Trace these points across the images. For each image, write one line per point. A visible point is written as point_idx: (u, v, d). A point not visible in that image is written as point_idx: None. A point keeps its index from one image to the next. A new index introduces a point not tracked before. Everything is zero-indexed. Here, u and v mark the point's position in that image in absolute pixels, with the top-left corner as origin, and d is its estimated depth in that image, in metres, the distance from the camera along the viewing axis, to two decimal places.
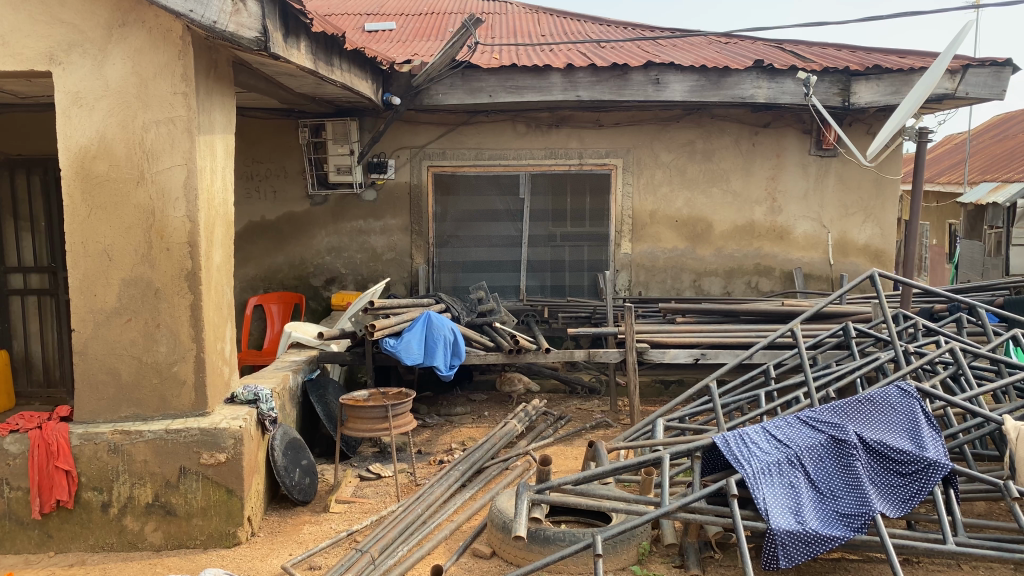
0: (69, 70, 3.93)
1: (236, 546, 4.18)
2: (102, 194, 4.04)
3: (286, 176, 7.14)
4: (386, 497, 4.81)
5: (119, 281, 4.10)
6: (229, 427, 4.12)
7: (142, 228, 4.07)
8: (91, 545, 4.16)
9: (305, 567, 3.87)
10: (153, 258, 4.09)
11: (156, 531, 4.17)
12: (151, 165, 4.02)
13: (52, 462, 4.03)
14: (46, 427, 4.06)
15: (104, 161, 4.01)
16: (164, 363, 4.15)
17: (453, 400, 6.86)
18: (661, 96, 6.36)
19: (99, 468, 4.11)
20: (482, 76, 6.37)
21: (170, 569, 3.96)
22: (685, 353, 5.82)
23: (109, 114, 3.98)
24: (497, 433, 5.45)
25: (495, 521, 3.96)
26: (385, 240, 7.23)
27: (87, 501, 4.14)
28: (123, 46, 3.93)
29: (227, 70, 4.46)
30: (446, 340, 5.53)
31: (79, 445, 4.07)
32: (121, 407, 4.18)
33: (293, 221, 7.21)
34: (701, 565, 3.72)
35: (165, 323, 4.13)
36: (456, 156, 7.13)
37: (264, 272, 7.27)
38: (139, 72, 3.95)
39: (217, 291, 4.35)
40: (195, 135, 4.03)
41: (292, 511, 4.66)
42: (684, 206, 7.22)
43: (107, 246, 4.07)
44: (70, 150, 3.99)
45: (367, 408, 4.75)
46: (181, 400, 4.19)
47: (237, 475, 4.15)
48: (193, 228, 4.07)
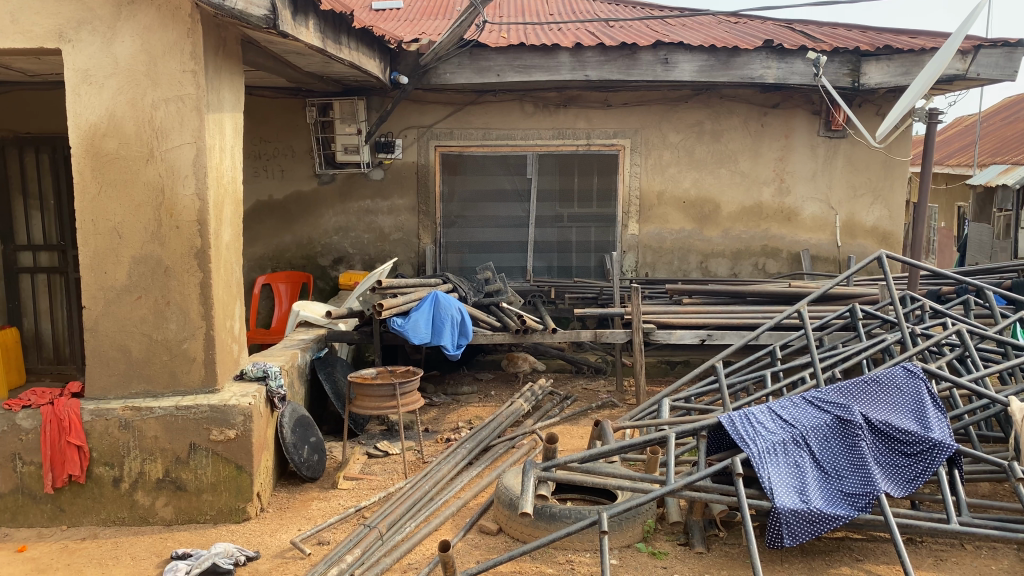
0: (78, 48, 3.94)
1: (245, 522, 4.23)
2: (111, 172, 4.05)
3: (295, 156, 7.14)
4: (394, 475, 4.86)
5: (128, 259, 4.13)
6: (240, 404, 4.16)
7: (152, 206, 4.09)
8: (102, 519, 4.22)
9: (314, 542, 3.93)
10: (163, 236, 4.11)
11: (167, 506, 4.22)
12: (161, 142, 4.04)
13: (64, 437, 4.08)
14: (58, 403, 4.12)
15: (114, 139, 4.03)
16: (174, 340, 4.19)
17: (459, 379, 6.91)
18: (670, 75, 6.33)
19: (111, 444, 4.15)
20: (490, 55, 6.35)
21: (181, 544, 4.02)
22: (691, 334, 5.83)
23: (118, 91, 3.99)
24: (504, 412, 5.49)
25: (501, 497, 4.00)
26: (392, 220, 7.25)
27: (99, 476, 4.19)
28: (132, 23, 3.93)
29: (235, 48, 4.45)
30: (453, 321, 5.53)
31: (90, 421, 4.12)
32: (131, 384, 4.22)
33: (301, 200, 7.22)
34: (706, 543, 3.76)
35: (175, 299, 4.16)
36: (464, 136, 7.12)
37: (272, 252, 7.28)
38: (148, 50, 3.96)
39: (226, 269, 4.37)
40: (204, 113, 4.04)
41: (300, 487, 4.71)
42: (693, 187, 7.20)
43: (118, 224, 4.10)
44: (80, 128, 4.01)
45: (376, 386, 4.78)
46: (191, 376, 4.22)
47: (246, 451, 4.19)
48: (203, 206, 4.09)
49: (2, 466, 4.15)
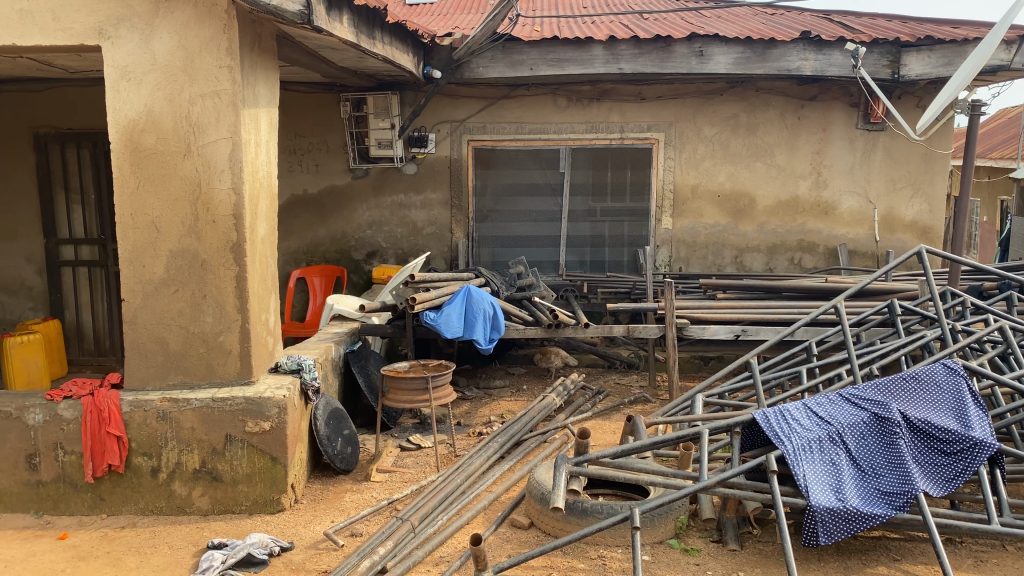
0: (117, 44, 4.00)
1: (280, 512, 4.28)
2: (150, 167, 4.12)
3: (329, 150, 7.19)
4: (426, 467, 4.88)
5: (166, 252, 4.19)
6: (274, 396, 4.21)
7: (189, 201, 4.14)
8: (141, 508, 4.30)
9: (347, 534, 3.96)
10: (199, 229, 4.17)
11: (204, 496, 4.28)
12: (198, 137, 4.09)
13: (103, 428, 4.16)
14: (98, 394, 4.20)
15: (152, 135, 4.09)
16: (211, 333, 4.25)
17: (491, 373, 6.92)
18: (705, 68, 6.27)
19: (149, 435, 4.22)
20: (523, 49, 6.34)
21: (217, 533, 4.08)
22: (726, 329, 5.77)
23: (157, 87, 4.05)
24: (535, 406, 5.49)
25: (533, 492, 4.00)
26: (425, 214, 7.27)
27: (137, 466, 4.26)
28: (170, 20, 3.99)
29: (270, 44, 4.49)
30: (485, 314, 5.54)
31: (129, 412, 4.19)
32: (168, 375, 4.28)
33: (335, 195, 7.27)
34: (739, 540, 3.72)
35: (211, 293, 4.22)
36: (497, 130, 7.12)
37: (307, 246, 7.34)
38: (185, 46, 4.01)
39: (261, 263, 4.42)
40: (240, 108, 4.08)
41: (334, 479, 4.75)
42: (728, 180, 7.13)
43: (155, 218, 4.16)
44: (119, 124, 4.07)
45: (408, 380, 4.79)
46: (227, 368, 4.28)
47: (280, 443, 4.23)
48: (239, 200, 4.13)
49: (45, 456, 4.24)
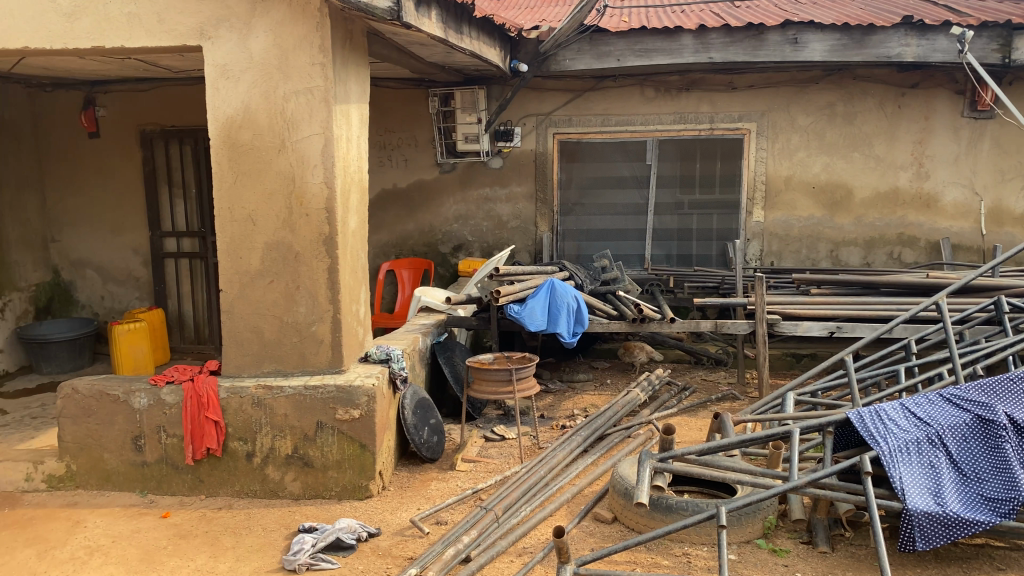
0: (217, 44, 4.16)
1: (368, 499, 4.38)
2: (247, 162, 4.26)
3: (417, 145, 7.30)
4: (510, 459, 4.91)
5: (262, 245, 4.33)
6: (363, 385, 4.31)
7: (283, 195, 4.27)
8: (237, 491, 4.47)
9: (432, 521, 4.03)
10: (293, 222, 4.29)
11: (296, 481, 4.42)
12: (292, 133, 4.21)
13: (202, 413, 4.34)
14: (198, 380, 4.39)
15: (249, 131, 4.23)
16: (304, 322, 4.37)
17: (576, 367, 6.91)
18: (799, 56, 6.09)
19: (245, 421, 4.38)
20: (611, 40, 6.28)
21: (308, 517, 4.21)
22: (819, 326, 5.60)
23: (253, 85, 4.19)
24: (620, 401, 5.45)
25: (616, 486, 3.97)
26: (511, 208, 7.30)
27: (233, 450, 4.43)
28: (266, 19, 4.12)
29: (361, 41, 4.59)
30: (570, 308, 5.52)
31: (226, 397, 4.37)
32: (263, 363, 4.44)
33: (423, 189, 7.37)
34: (831, 543, 3.61)
35: (304, 284, 4.34)
36: (583, 122, 7.08)
37: (395, 239, 7.48)
38: (280, 44, 4.13)
39: (352, 256, 4.53)
40: (332, 104, 4.18)
41: (420, 468, 4.83)
42: (823, 172, 6.90)
43: (252, 211, 4.31)
44: (219, 121, 4.23)
45: (492, 371, 4.83)
46: (319, 357, 4.41)
47: (369, 430, 4.33)
48: (331, 194, 4.24)
49: (149, 438, 4.46)
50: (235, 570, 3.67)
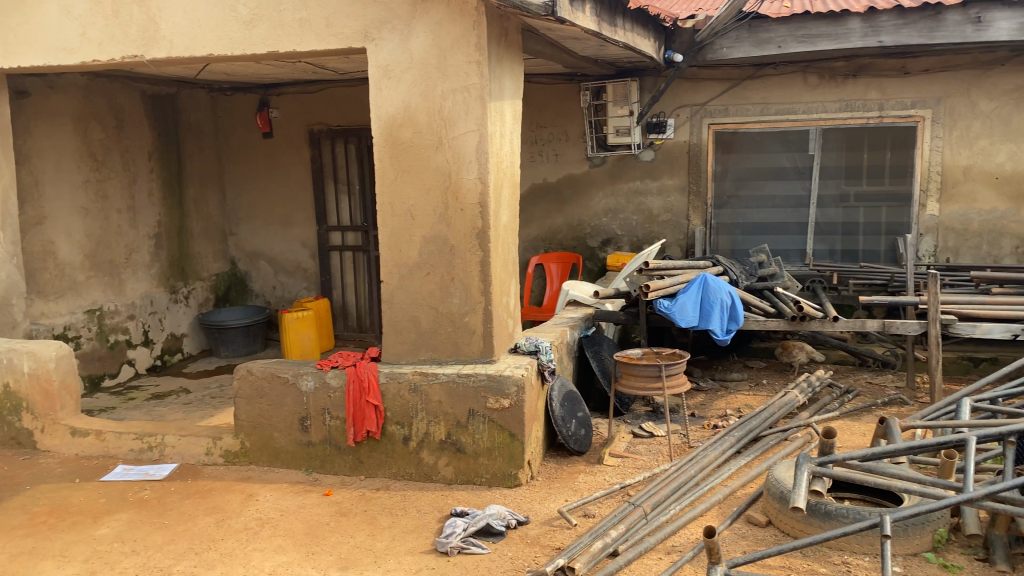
0: (381, 46, 4.37)
1: (517, 488, 4.46)
2: (406, 159, 4.45)
3: (568, 139, 7.33)
4: (659, 456, 4.86)
5: (419, 238, 4.50)
6: (514, 375, 4.39)
7: (440, 190, 4.42)
8: (394, 473, 4.66)
9: (581, 514, 4.06)
10: (449, 216, 4.43)
11: (449, 466, 4.56)
12: (449, 130, 4.34)
13: (363, 397, 4.57)
14: (359, 365, 4.62)
15: (409, 129, 4.41)
16: (457, 313, 4.51)
17: (728, 365, 6.73)
18: (982, 36, 5.64)
19: (402, 406, 4.58)
20: (771, 26, 6.05)
21: (459, 502, 4.34)
22: (1001, 328, 5.17)
23: (413, 84, 4.36)
24: (776, 402, 5.27)
25: (771, 489, 3.84)
26: (662, 201, 7.19)
27: (391, 434, 4.63)
28: (426, 20, 4.28)
29: (516, 38, 4.67)
30: (723, 304, 5.38)
31: (385, 382, 4.57)
32: (420, 351, 4.61)
33: (573, 183, 7.39)
34: (1011, 562, 3.33)
35: (459, 276, 4.47)
36: (740, 112, 6.87)
37: (545, 233, 7.55)
38: (439, 44, 4.28)
39: (504, 250, 4.61)
40: (487, 101, 4.27)
41: (568, 460, 4.87)
42: (1008, 161, 6.38)
43: (411, 206, 4.48)
44: (382, 119, 4.45)
45: (641, 367, 4.79)
46: (471, 346, 4.52)
47: (519, 420, 4.40)
48: (484, 189, 4.34)
49: (315, 419, 4.73)
50: (391, 549, 3.85)
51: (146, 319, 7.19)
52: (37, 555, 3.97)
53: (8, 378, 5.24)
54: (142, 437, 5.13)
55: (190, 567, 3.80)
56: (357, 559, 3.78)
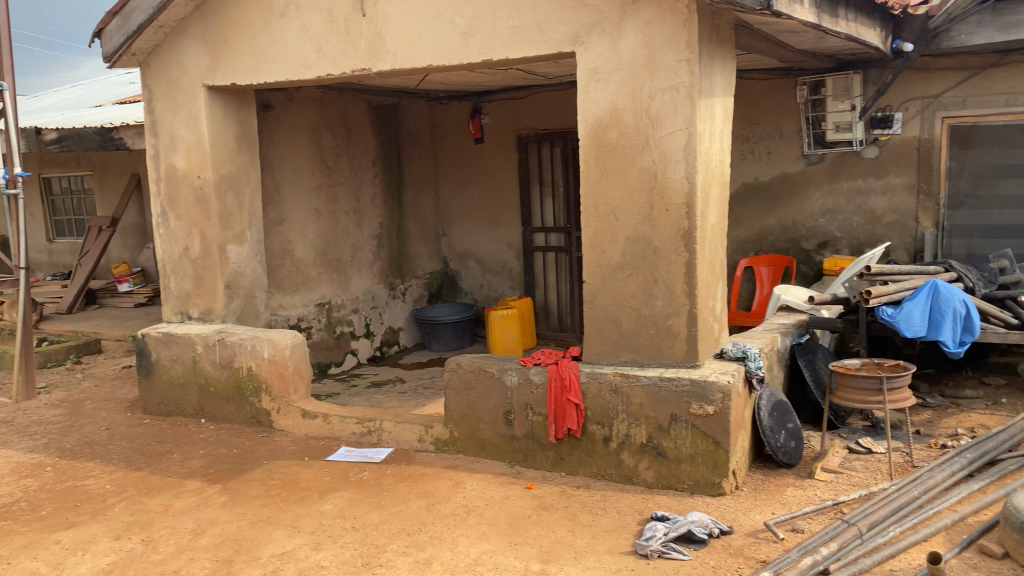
0: (589, 49, 4.49)
1: (720, 497, 4.35)
2: (612, 159, 4.52)
3: (782, 137, 7.03)
4: (878, 474, 4.55)
5: (623, 238, 4.55)
6: (718, 381, 4.29)
7: (645, 190, 4.44)
8: (594, 472, 4.70)
9: (788, 528, 3.89)
10: (653, 217, 4.44)
11: (649, 470, 4.52)
12: (655, 130, 4.36)
13: (565, 395, 4.67)
14: (561, 363, 4.74)
15: (615, 129, 4.48)
16: (660, 315, 4.50)
17: (961, 381, 6.15)
18: None
19: (603, 406, 4.61)
20: (1021, 8, 5.48)
21: (660, 506, 4.30)
22: None
23: (621, 85, 4.42)
24: (1018, 424, 4.75)
25: (1009, 519, 3.48)
26: (887, 201, 6.70)
27: (592, 433, 4.67)
28: (636, 21, 4.33)
29: (729, 34, 4.57)
30: (956, 314, 4.95)
31: (587, 382, 4.64)
32: (621, 352, 4.64)
33: (787, 183, 7.08)
34: None
35: (662, 277, 4.46)
36: (980, 104, 6.27)
37: (755, 235, 7.28)
38: (648, 44, 4.30)
39: (711, 251, 4.53)
40: (697, 99, 4.22)
41: (776, 472, 4.67)
42: None
43: (615, 206, 4.55)
44: (589, 121, 4.56)
45: (860, 379, 4.51)
46: (674, 350, 4.49)
47: (723, 427, 4.29)
48: (691, 189, 4.30)
49: (518, 414, 4.88)
50: (591, 547, 3.90)
51: (368, 314, 7.76)
52: (272, 523, 4.41)
53: (251, 362, 5.86)
54: (362, 422, 5.54)
55: (403, 546, 4.05)
56: (557, 553, 3.86)
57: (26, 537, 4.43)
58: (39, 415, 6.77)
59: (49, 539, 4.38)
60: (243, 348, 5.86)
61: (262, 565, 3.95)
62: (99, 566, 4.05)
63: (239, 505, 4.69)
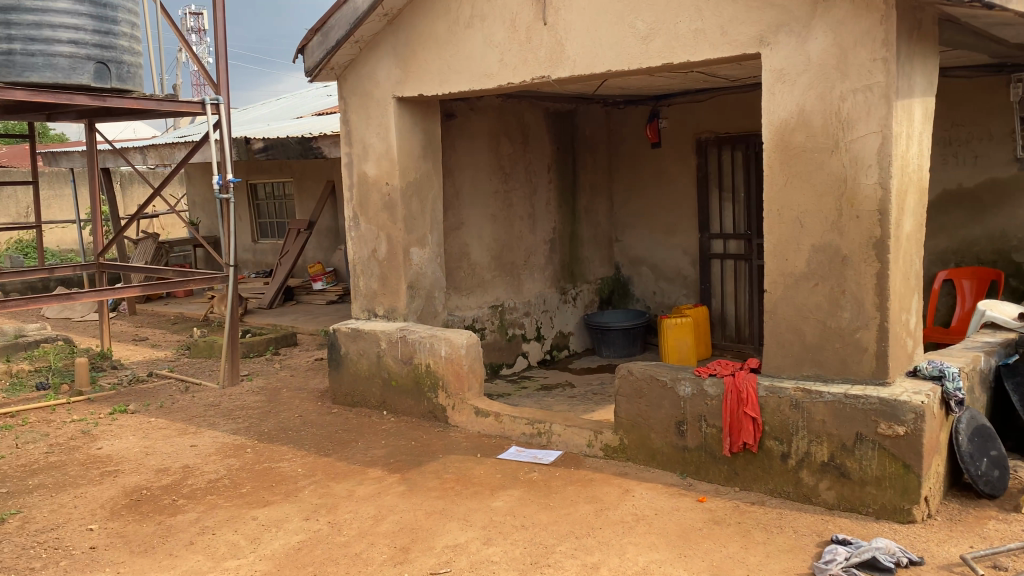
0: (776, 50, 4.40)
1: (910, 524, 4.07)
2: (798, 164, 4.39)
3: (991, 139, 6.49)
4: None
5: (808, 247, 4.41)
6: (911, 401, 4.03)
7: (834, 196, 4.28)
8: (770, 489, 4.53)
9: (988, 565, 3.60)
10: (842, 225, 4.27)
11: (831, 490, 4.30)
12: (846, 133, 4.19)
13: (741, 408, 4.54)
14: (738, 376, 4.62)
15: (802, 133, 4.36)
16: (847, 328, 4.31)
17: None
18: None
19: (782, 421, 4.44)
20: None
21: (841, 529, 4.08)
22: None
23: (809, 87, 4.30)
24: None
25: None
26: None
27: (769, 448, 4.51)
28: (826, 19, 4.20)
29: (932, 30, 4.32)
30: None
31: (765, 396, 4.50)
32: (803, 366, 4.49)
33: (996, 189, 6.52)
34: None
35: (851, 289, 4.27)
36: None
37: (957, 245, 6.75)
38: (840, 43, 4.16)
39: (906, 261, 4.29)
40: (893, 100, 4.04)
41: (975, 503, 4.31)
42: None
43: (800, 213, 4.42)
44: (774, 124, 4.46)
45: None
46: (862, 367, 4.28)
47: (916, 450, 4.02)
48: (885, 195, 4.10)
49: (691, 425, 4.79)
50: (765, 565, 3.77)
51: (540, 317, 7.90)
52: (446, 515, 4.59)
53: (429, 359, 6.13)
54: (533, 423, 5.64)
55: (571, 548, 4.10)
56: (729, 569, 3.77)
57: (230, 510, 4.87)
58: (243, 400, 7.41)
59: (248, 514, 4.79)
60: (423, 345, 6.15)
61: (437, 555, 4.13)
62: (291, 543, 4.38)
63: (416, 496, 4.92)
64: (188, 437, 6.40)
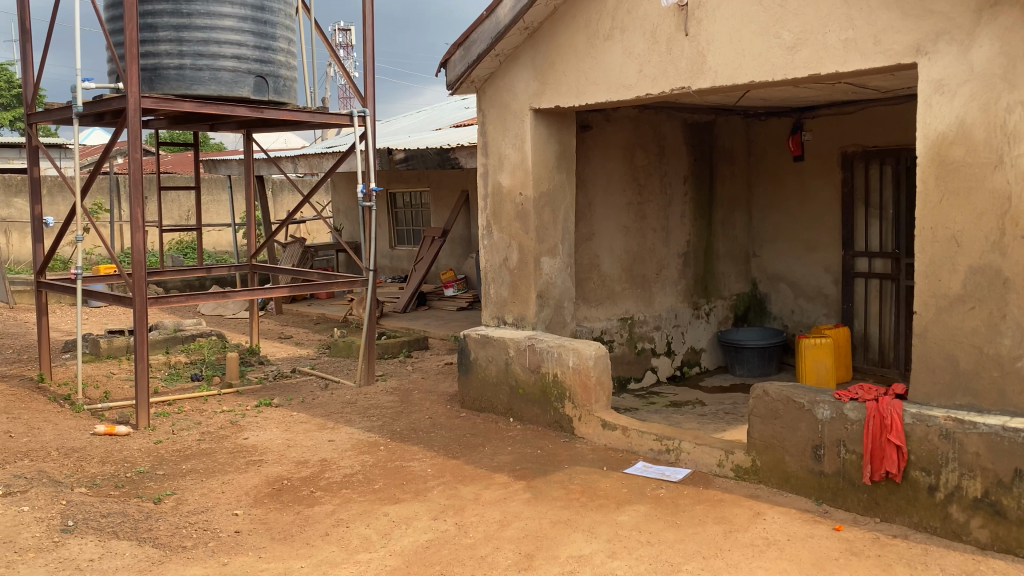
0: (935, 60, 4.19)
1: None
2: (956, 180, 4.16)
3: None
4: None
5: (965, 267, 4.16)
6: None
7: (996, 215, 4.04)
8: (914, 523, 4.29)
9: None
10: (1004, 245, 4.02)
11: (983, 529, 4.03)
12: (1012, 147, 3.95)
13: (884, 434, 4.33)
14: (882, 401, 4.40)
15: (961, 147, 4.12)
16: (1007, 356, 4.04)
17: None
18: None
19: (930, 451, 4.21)
20: None
21: (994, 571, 3.82)
22: None
23: (971, 98, 4.07)
24: None
25: None
26: None
27: (914, 479, 4.28)
28: (992, 27, 3.98)
29: None
30: None
31: (912, 424, 4.27)
32: (955, 394, 4.23)
33: None
34: None
35: (1012, 313, 4.02)
36: None
37: None
38: (1007, 51, 3.93)
39: None
40: None
41: None
42: None
43: (957, 231, 4.18)
44: (929, 137, 4.24)
45: None
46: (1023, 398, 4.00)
47: None
48: None
49: (829, 449, 4.61)
50: None
51: (670, 332, 7.79)
52: (571, 526, 4.62)
53: (558, 369, 6.18)
54: (662, 439, 5.57)
55: (698, 569, 4.03)
56: None
57: (363, 505, 5.09)
58: (377, 400, 7.71)
59: (380, 510, 4.98)
60: (552, 355, 6.20)
61: (561, 564, 4.16)
62: (420, 541, 4.52)
63: (541, 504, 4.97)
64: (326, 432, 6.72)
